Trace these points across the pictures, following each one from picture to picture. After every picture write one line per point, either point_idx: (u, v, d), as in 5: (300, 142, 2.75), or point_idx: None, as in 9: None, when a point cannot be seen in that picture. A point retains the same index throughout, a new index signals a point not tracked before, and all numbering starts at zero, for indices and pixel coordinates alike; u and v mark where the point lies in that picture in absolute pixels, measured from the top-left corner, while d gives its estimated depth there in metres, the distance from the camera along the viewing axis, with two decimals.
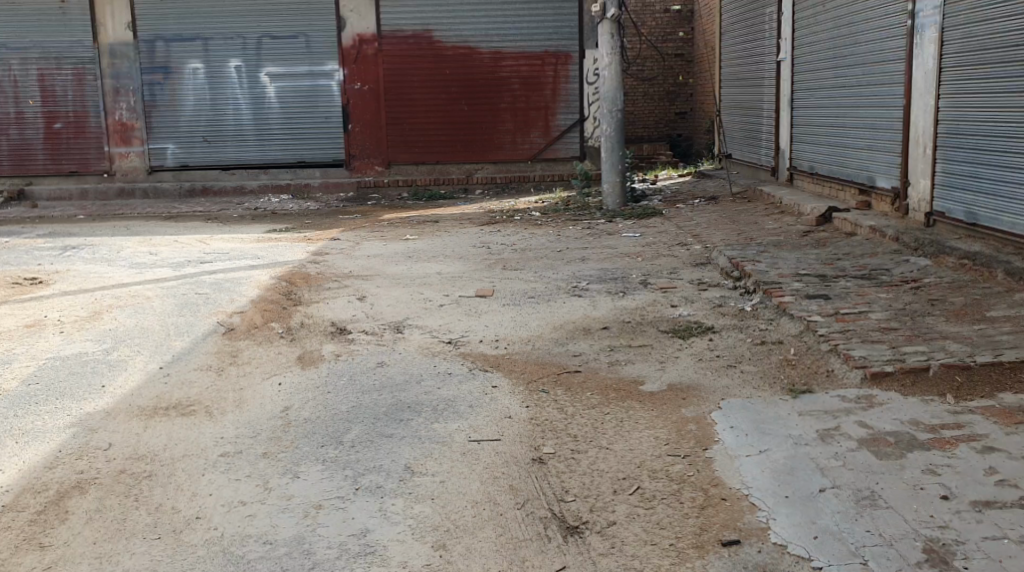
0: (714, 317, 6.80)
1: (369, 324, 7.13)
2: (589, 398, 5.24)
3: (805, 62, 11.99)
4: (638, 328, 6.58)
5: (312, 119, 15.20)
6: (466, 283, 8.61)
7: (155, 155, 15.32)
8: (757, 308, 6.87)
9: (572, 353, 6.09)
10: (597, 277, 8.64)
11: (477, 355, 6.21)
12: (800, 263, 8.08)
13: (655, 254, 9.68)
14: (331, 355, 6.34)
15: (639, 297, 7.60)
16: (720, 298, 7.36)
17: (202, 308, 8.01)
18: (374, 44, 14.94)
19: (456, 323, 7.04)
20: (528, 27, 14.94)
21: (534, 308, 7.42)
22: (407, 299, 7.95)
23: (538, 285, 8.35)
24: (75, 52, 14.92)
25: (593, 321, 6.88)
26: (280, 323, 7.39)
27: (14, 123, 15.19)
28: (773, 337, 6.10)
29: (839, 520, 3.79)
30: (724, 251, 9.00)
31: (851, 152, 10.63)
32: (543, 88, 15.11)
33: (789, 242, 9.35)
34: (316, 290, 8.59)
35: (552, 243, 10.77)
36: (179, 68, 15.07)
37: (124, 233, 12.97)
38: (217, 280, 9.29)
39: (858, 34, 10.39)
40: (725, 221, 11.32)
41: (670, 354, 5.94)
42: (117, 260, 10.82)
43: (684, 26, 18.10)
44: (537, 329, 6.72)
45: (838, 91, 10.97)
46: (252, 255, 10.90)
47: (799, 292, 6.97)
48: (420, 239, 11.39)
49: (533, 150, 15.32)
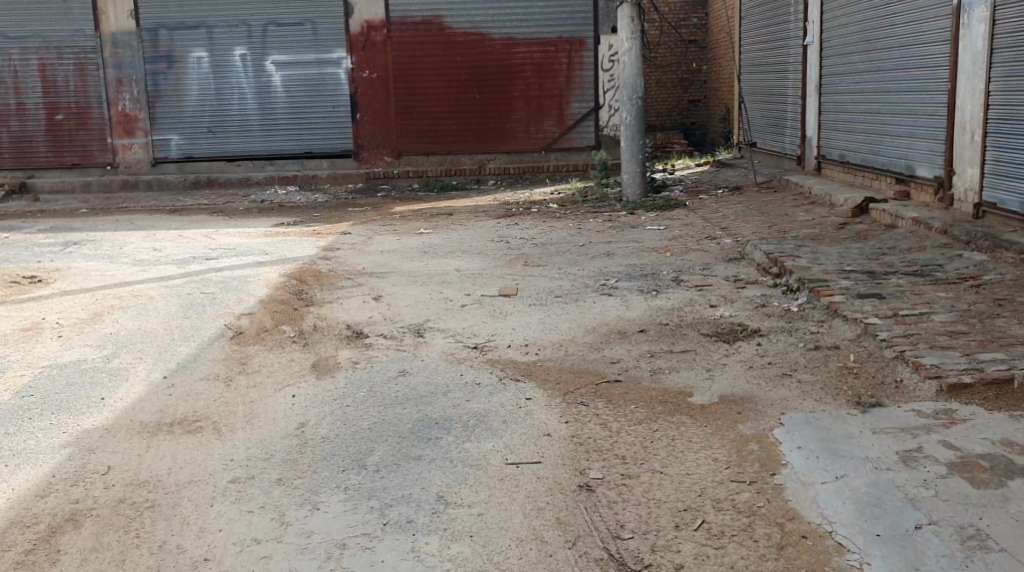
0: (759, 318, 6.32)
1: (387, 328, 6.66)
2: (633, 413, 4.76)
3: (835, 47, 11.48)
4: (678, 332, 6.09)
5: (319, 108, 14.71)
6: (487, 280, 8.13)
7: (159, 146, 14.85)
8: (805, 308, 6.39)
9: (609, 360, 5.61)
10: (626, 273, 8.16)
11: (505, 362, 5.73)
12: (844, 258, 7.60)
13: (684, 248, 9.19)
14: (348, 363, 5.87)
15: (674, 296, 7.12)
16: (762, 298, 6.86)
17: (208, 309, 7.56)
18: (382, 30, 14.43)
19: (480, 326, 6.56)
20: (543, 12, 14.43)
21: (563, 308, 6.94)
22: (426, 299, 7.48)
23: (564, 283, 7.87)
24: (76, 41, 14.45)
25: (628, 322, 6.40)
26: (292, 326, 6.92)
27: (15, 115, 14.73)
28: (827, 341, 5.63)
29: (946, 566, 3.40)
30: (759, 245, 8.51)
31: (887, 140, 10.13)
32: (557, 75, 14.60)
33: (827, 235, 8.85)
34: (329, 289, 8.12)
35: (573, 237, 10.28)
36: (183, 57, 14.59)
37: (129, 227, 12.52)
38: (225, 278, 8.82)
39: (896, 16, 9.88)
40: (754, 213, 10.82)
41: (716, 362, 5.45)
42: (120, 256, 10.37)
43: (697, 11, 17.62)
44: (567, 332, 6.24)
45: (872, 75, 10.46)
46: (260, 251, 10.44)
47: (849, 291, 6.49)
48: (435, 233, 10.91)
49: (547, 139, 14.79)
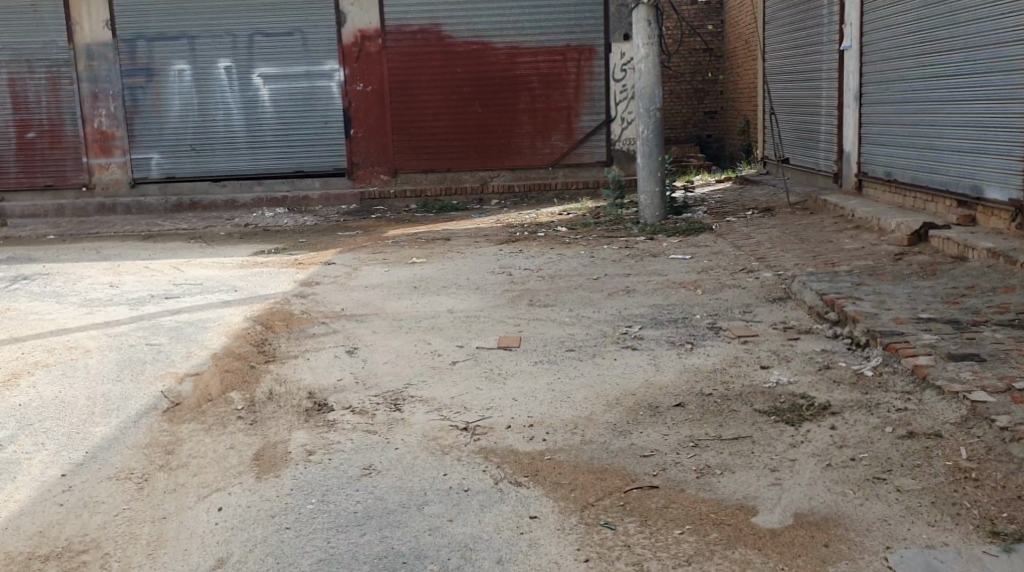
0: (826, 388, 4.97)
1: (357, 396, 5.30)
2: (677, 544, 3.57)
3: (879, 53, 10.15)
4: (724, 409, 4.77)
5: (309, 124, 13.41)
6: (484, 326, 6.77)
7: (139, 165, 13.53)
8: (882, 374, 5.05)
9: (639, 453, 4.29)
10: (651, 318, 6.81)
11: (504, 452, 4.39)
12: (915, 302, 6.31)
13: (717, 284, 7.85)
14: (302, 453, 4.53)
15: (713, 352, 5.79)
16: (823, 357, 5.53)
17: (146, 368, 6.22)
18: (377, 40, 13.12)
19: (472, 395, 5.21)
20: (552, 17, 13.08)
21: (576, 369, 5.59)
22: (410, 353, 6.13)
23: (577, 331, 6.52)
24: (48, 54, 13.16)
25: (658, 393, 5.05)
26: (242, 394, 5.56)
27: None
28: (924, 424, 4.30)
29: None
30: (809, 283, 7.17)
31: (948, 157, 8.80)
32: (566, 86, 13.24)
33: (886, 270, 7.52)
34: (297, 339, 6.76)
35: (586, 267, 8.91)
36: (164, 70, 13.29)
37: (93, 257, 11.21)
38: (179, 324, 7.47)
39: (957, 16, 8.54)
40: (792, 240, 9.48)
41: (780, 458, 4.12)
42: (69, 295, 9.06)
43: (713, 18, 16.35)
44: (582, 406, 4.90)
45: (926, 83, 9.16)
46: (229, 286, 9.09)
47: (934, 348, 5.19)
48: (429, 263, 9.57)
49: (554, 154, 13.44)
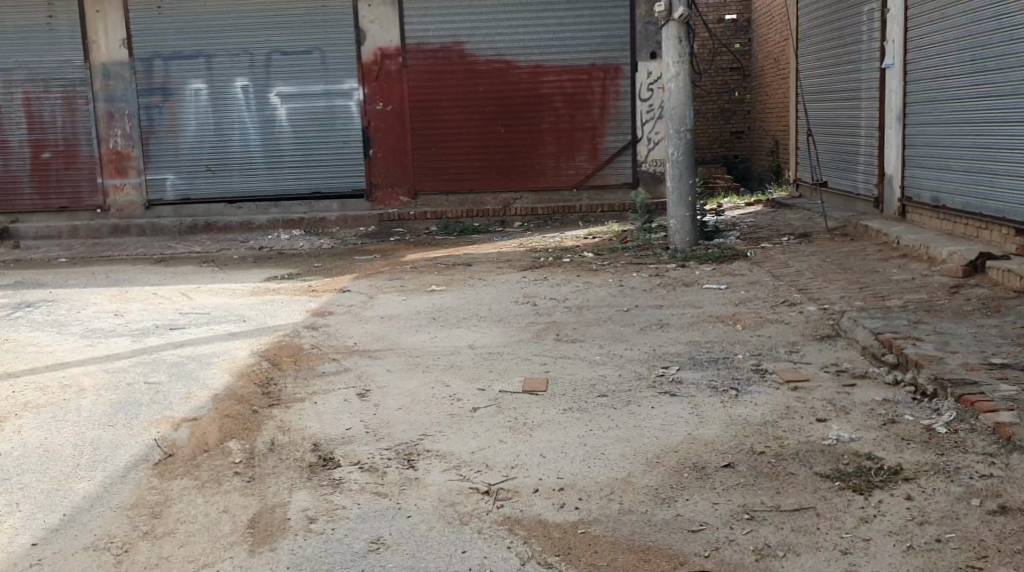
0: (893, 447, 4.44)
1: (366, 450, 4.78)
2: None
3: (926, 72, 9.52)
4: (780, 472, 4.23)
5: (326, 144, 12.91)
6: (509, 365, 6.18)
7: (154, 186, 13.06)
8: (957, 432, 4.54)
9: (687, 526, 3.88)
10: (690, 357, 6.21)
11: (531, 522, 3.98)
12: (980, 344, 5.77)
13: (758, 317, 7.25)
14: (303, 520, 4.13)
15: (763, 402, 5.17)
16: (885, 409, 4.95)
17: (140, 413, 5.50)
18: (398, 58, 12.62)
19: (495, 450, 4.68)
20: (581, 34, 12.53)
21: (611, 420, 5.02)
22: (427, 396, 5.56)
23: (611, 371, 5.94)
24: (63, 73, 12.73)
25: (704, 450, 4.51)
26: (241, 445, 5.00)
27: None
28: (1008, 495, 3.93)
29: None
30: (860, 320, 6.59)
31: (1006, 183, 8.20)
32: (591, 105, 12.70)
33: (943, 305, 6.93)
34: (305, 377, 6.16)
35: (616, 297, 8.31)
36: (180, 89, 12.84)
37: (102, 281, 10.64)
38: (182, 357, 6.85)
39: (1017, 33, 7.95)
40: (835, 269, 8.87)
41: (851, 537, 3.75)
42: (70, 324, 8.50)
43: (740, 36, 15.86)
44: (618, 465, 4.40)
45: (978, 105, 8.60)
46: (237, 315, 8.46)
47: (1011, 402, 4.68)
48: (449, 291, 9.01)
49: (579, 176, 12.87)
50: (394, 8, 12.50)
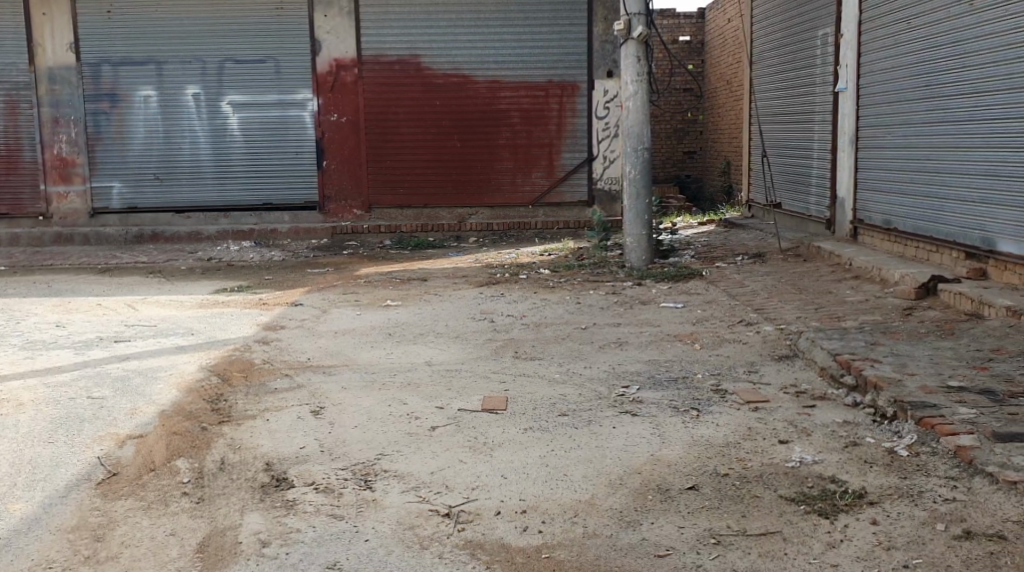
0: (856, 468, 4.46)
1: (322, 469, 4.66)
2: None
3: (878, 95, 9.56)
4: (745, 494, 4.28)
5: (279, 155, 12.72)
6: (467, 383, 6.05)
7: (100, 195, 12.77)
8: (919, 455, 4.54)
9: (653, 551, 3.94)
10: (649, 376, 6.13)
11: (493, 546, 4.01)
12: (938, 367, 5.77)
13: (715, 336, 7.19)
14: (255, 544, 4.06)
15: (725, 423, 5.12)
16: (846, 431, 4.93)
17: (81, 430, 5.29)
18: (353, 70, 12.48)
19: (456, 471, 4.59)
20: (537, 50, 12.49)
21: (573, 441, 4.93)
22: (384, 416, 5.41)
23: (570, 391, 5.83)
24: (7, 77, 12.42)
25: (668, 471, 4.50)
26: (190, 463, 4.84)
27: None
28: (970, 520, 3.99)
29: None
30: (817, 340, 6.55)
31: (958, 206, 8.26)
32: (547, 122, 12.65)
33: (899, 327, 6.93)
34: (257, 394, 5.97)
35: (573, 315, 8.23)
36: (128, 96, 12.58)
37: (42, 291, 10.33)
38: (126, 370, 6.62)
39: (969, 58, 8.04)
40: (791, 290, 8.87)
41: (818, 562, 3.83)
42: (9, 335, 8.20)
43: (693, 57, 15.99)
44: (583, 488, 4.40)
45: (929, 128, 8.67)
46: (185, 328, 8.21)
47: (973, 424, 4.67)
48: (404, 307, 8.88)
49: (534, 193, 12.80)
50: (350, 18, 12.36)
